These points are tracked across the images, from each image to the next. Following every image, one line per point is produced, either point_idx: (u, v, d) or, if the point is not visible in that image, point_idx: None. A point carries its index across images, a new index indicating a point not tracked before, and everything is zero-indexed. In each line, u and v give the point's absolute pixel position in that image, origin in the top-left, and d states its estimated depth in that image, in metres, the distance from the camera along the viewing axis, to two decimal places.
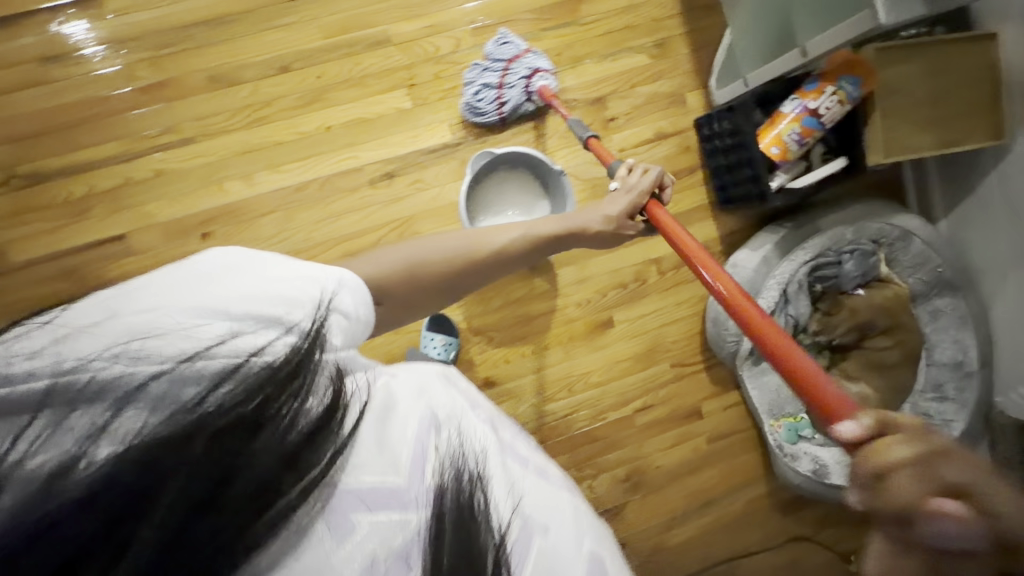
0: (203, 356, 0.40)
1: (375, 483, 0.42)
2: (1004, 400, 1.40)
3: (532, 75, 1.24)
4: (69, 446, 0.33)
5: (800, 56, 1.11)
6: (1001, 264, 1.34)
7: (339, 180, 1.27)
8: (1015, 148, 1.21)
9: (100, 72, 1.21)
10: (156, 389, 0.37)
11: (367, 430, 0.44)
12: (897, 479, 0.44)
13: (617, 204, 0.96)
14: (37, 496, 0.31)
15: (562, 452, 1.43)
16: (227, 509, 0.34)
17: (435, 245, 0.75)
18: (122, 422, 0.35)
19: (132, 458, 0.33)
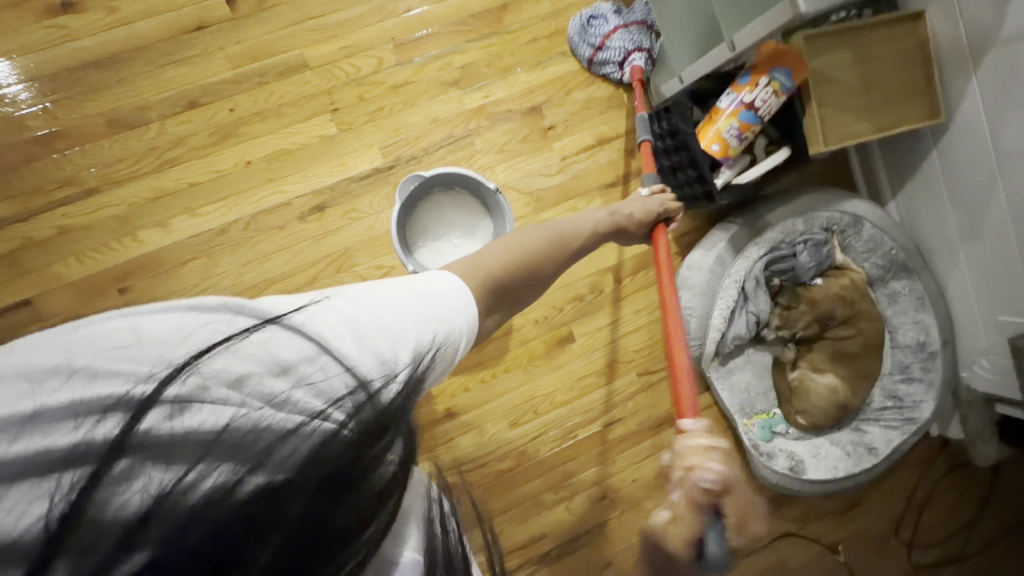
0: (336, 400, 0.39)
1: (412, 557, 0.45)
2: (969, 374, 1.39)
3: (635, 53, 1.28)
4: (224, 482, 0.33)
5: (728, 50, 1.06)
6: (952, 241, 1.33)
7: (265, 218, 1.19)
8: (952, 127, 1.21)
9: (23, 113, 1.11)
10: (297, 445, 0.35)
11: (414, 509, 0.47)
12: (684, 454, 0.65)
13: (642, 206, 0.98)
14: (194, 534, 0.30)
15: (533, 477, 1.36)
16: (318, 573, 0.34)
17: (546, 237, 0.77)
18: (268, 469, 0.34)
19: (266, 513, 0.33)
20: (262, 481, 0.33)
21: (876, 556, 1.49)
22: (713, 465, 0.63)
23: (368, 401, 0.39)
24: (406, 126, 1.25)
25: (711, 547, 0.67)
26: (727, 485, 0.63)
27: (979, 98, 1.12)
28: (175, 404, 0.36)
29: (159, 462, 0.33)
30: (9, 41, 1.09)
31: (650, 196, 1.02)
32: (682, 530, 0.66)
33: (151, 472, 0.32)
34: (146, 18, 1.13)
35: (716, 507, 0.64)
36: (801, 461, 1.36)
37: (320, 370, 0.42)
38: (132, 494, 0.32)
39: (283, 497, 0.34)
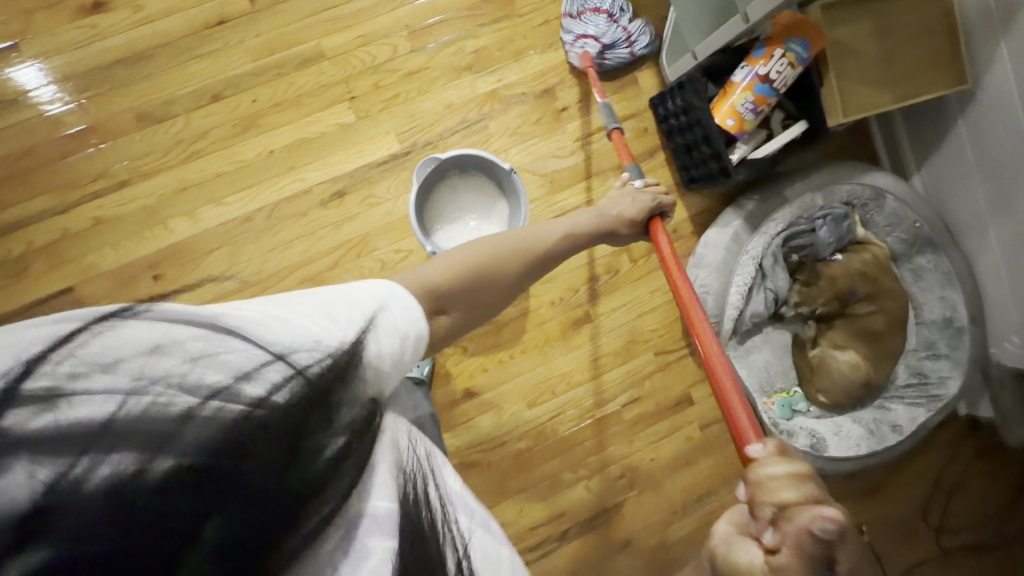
0: (241, 388, 0.44)
1: (385, 510, 0.53)
2: (999, 350, 1.35)
3: (591, 39, 1.27)
4: (125, 464, 0.38)
5: (742, 22, 1.05)
6: (981, 214, 1.29)
7: (287, 205, 1.23)
8: (980, 94, 1.17)
9: (52, 113, 1.16)
10: (198, 425, 0.41)
11: (386, 461, 0.55)
12: (775, 485, 0.52)
13: (634, 203, 0.99)
14: (103, 510, 0.37)
15: (552, 456, 1.39)
16: (276, 522, 0.44)
17: (511, 244, 0.78)
18: (172, 455, 0.40)
19: (188, 486, 0.40)
20: (174, 464, 0.40)
21: (899, 538, 1.47)
22: (831, 509, 0.48)
23: (282, 391, 0.46)
24: (420, 112, 1.27)
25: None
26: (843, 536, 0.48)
27: (1009, 63, 1.09)
28: (46, 392, 0.38)
29: (46, 453, 0.37)
30: (44, 41, 1.15)
31: (646, 191, 1.03)
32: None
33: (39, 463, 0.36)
34: (170, 14, 1.18)
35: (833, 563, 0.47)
36: (822, 439, 1.35)
37: (219, 354, 0.45)
38: (25, 486, 0.36)
39: (196, 473, 0.41)
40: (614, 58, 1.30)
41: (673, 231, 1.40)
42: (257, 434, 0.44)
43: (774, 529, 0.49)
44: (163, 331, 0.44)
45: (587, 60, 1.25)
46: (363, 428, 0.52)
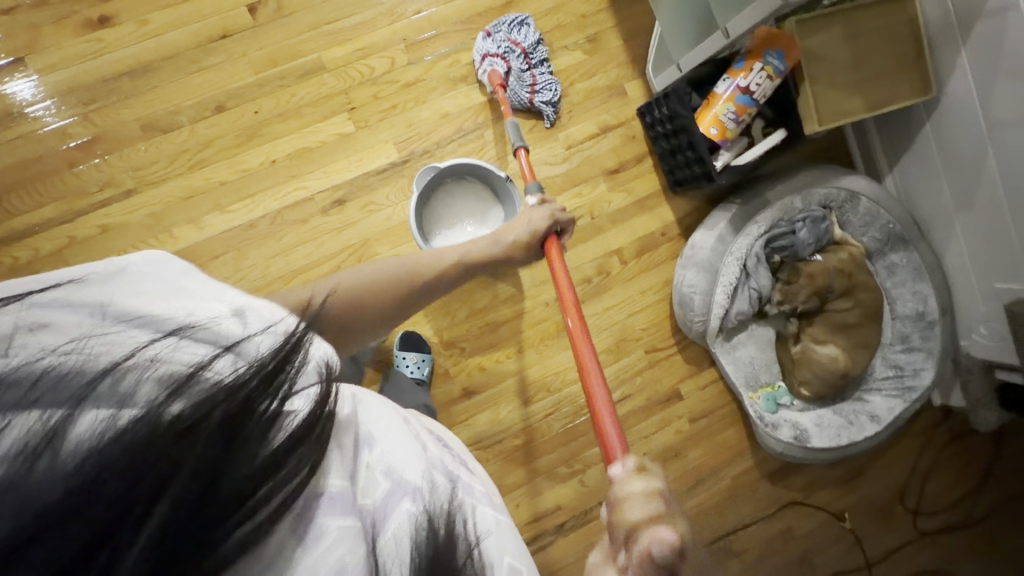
0: (154, 362, 0.42)
1: (338, 488, 0.48)
2: (968, 342, 1.44)
3: (498, 60, 1.29)
4: (31, 426, 0.36)
5: (723, 37, 1.12)
6: (946, 212, 1.38)
7: (289, 212, 1.27)
8: (944, 101, 1.25)
9: (51, 127, 1.18)
10: (109, 388, 0.39)
11: (339, 439, 0.51)
12: (631, 502, 0.59)
13: (529, 226, 1.01)
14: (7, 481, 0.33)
15: (548, 451, 1.44)
16: (208, 520, 0.37)
17: (388, 271, 0.79)
18: (72, 437, 0.36)
19: (91, 474, 0.34)
20: (69, 449, 0.35)
21: (881, 523, 1.55)
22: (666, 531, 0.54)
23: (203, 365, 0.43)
24: (418, 121, 1.32)
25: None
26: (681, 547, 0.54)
27: (968, 72, 1.17)
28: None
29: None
30: (50, 53, 1.17)
31: (543, 209, 1.04)
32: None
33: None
34: (175, 28, 1.21)
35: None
36: (805, 431, 1.41)
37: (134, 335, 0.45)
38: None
39: (105, 459, 0.35)
40: (513, 92, 1.33)
41: (661, 233, 1.46)
42: (180, 412, 0.38)
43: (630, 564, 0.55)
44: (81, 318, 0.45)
45: (495, 78, 1.26)
46: (314, 412, 0.45)
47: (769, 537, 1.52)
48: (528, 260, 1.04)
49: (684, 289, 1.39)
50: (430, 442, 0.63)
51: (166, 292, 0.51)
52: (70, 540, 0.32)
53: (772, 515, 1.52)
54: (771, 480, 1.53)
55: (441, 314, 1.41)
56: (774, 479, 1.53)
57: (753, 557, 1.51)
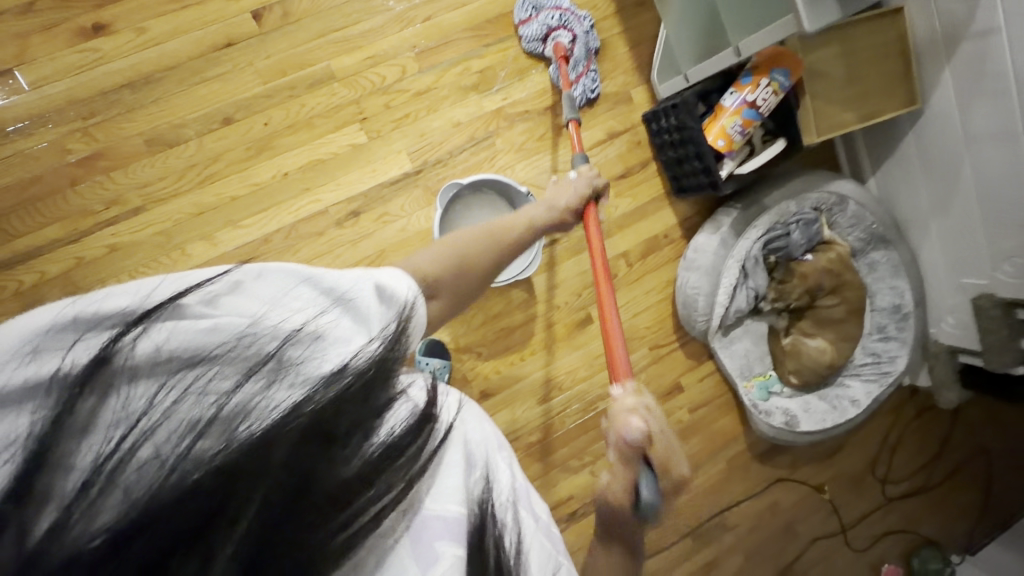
0: (297, 358, 0.47)
1: (447, 512, 0.53)
2: (937, 330, 1.57)
3: (563, 29, 1.31)
4: (184, 417, 0.41)
5: (734, 55, 1.18)
6: (922, 213, 1.48)
7: (303, 226, 1.25)
8: (927, 110, 1.34)
9: (41, 147, 1.15)
10: (260, 377, 0.44)
11: (451, 462, 0.55)
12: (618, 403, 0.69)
13: (576, 191, 0.97)
14: (161, 471, 0.38)
15: (560, 446, 1.51)
16: (302, 523, 0.41)
17: (476, 233, 0.75)
18: (227, 422, 0.41)
19: (221, 462, 0.39)
20: (215, 431, 0.40)
21: (856, 491, 1.71)
22: (639, 420, 0.64)
23: (328, 362, 0.48)
24: (430, 130, 1.31)
25: (646, 495, 0.61)
26: (648, 431, 0.64)
27: (950, 88, 1.26)
28: (146, 345, 0.45)
29: (133, 388, 0.42)
30: (45, 65, 1.14)
31: (581, 175, 1.01)
32: (620, 485, 0.63)
33: (129, 396, 0.42)
34: (176, 36, 1.18)
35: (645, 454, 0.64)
36: (795, 416, 1.53)
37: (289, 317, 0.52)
38: (102, 437, 0.39)
39: (237, 445, 0.40)
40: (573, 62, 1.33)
41: (664, 236, 1.52)
42: (293, 422, 0.42)
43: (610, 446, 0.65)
44: (245, 301, 0.52)
45: (561, 45, 1.28)
46: (408, 434, 0.48)
47: (760, 512, 1.65)
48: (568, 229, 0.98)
49: (688, 290, 1.46)
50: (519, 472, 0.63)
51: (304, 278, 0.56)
52: (192, 510, 0.37)
53: (762, 491, 1.65)
54: (762, 460, 1.65)
55: (457, 321, 1.44)
56: (764, 460, 1.65)
57: (746, 531, 1.65)
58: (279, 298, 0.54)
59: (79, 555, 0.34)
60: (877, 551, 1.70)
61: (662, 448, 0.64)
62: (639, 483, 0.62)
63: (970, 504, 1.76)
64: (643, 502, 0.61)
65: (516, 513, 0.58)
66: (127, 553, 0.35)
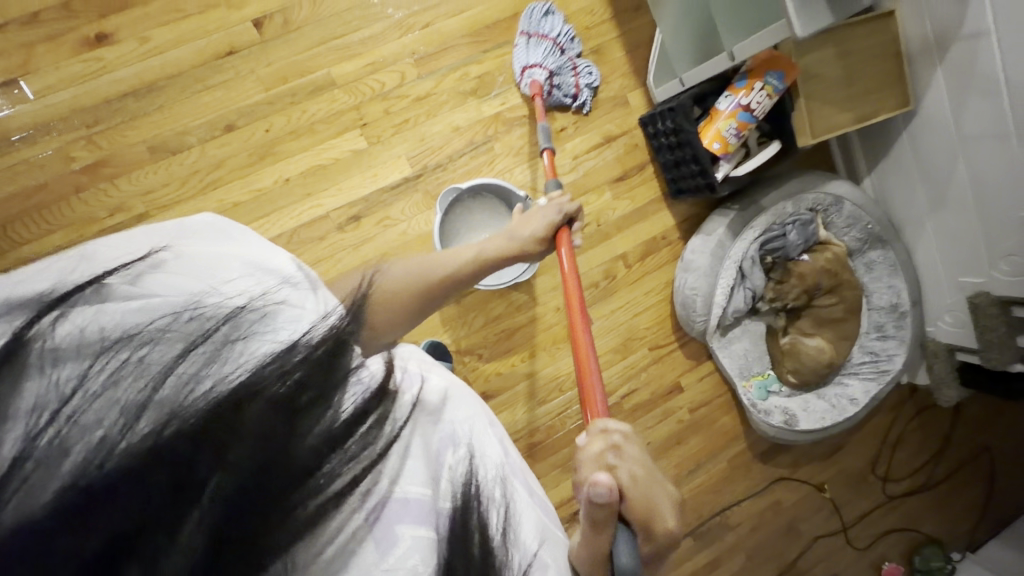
0: (238, 336, 0.46)
1: (416, 495, 0.51)
2: (934, 328, 1.58)
3: (537, 67, 1.32)
4: (122, 401, 0.41)
5: (728, 59, 1.20)
6: (919, 213, 1.50)
7: (305, 230, 1.27)
8: (921, 112, 1.36)
9: (46, 155, 1.17)
10: (196, 356, 0.44)
11: (421, 448, 0.54)
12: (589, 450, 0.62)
13: (544, 218, 0.98)
14: (98, 451, 0.39)
15: (561, 447, 1.52)
16: (267, 495, 0.40)
17: (414, 268, 0.81)
18: (162, 401, 0.41)
19: (171, 437, 0.39)
20: (158, 408, 0.40)
21: (857, 490, 1.71)
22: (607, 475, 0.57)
23: (274, 339, 0.47)
24: (429, 135, 1.33)
25: (623, 563, 0.55)
26: (618, 484, 0.58)
27: (943, 88, 1.27)
28: (66, 327, 0.46)
29: (63, 370, 0.43)
30: (50, 74, 1.16)
31: (550, 203, 1.01)
32: (595, 547, 0.58)
33: (61, 377, 0.42)
34: (178, 45, 1.20)
35: (618, 512, 0.58)
36: (793, 414, 1.54)
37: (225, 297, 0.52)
38: (40, 415, 0.40)
39: (185, 420, 0.40)
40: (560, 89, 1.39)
41: (662, 237, 1.54)
42: (232, 400, 0.42)
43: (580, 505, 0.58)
44: (176, 281, 0.53)
45: (534, 88, 1.30)
46: (365, 405, 0.48)
47: (760, 511, 1.66)
48: (532, 260, 1.00)
49: (687, 291, 1.47)
50: (512, 449, 0.66)
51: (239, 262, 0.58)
52: (153, 487, 0.38)
53: (763, 490, 1.66)
54: (762, 460, 1.66)
55: (458, 323, 1.45)
56: (764, 459, 1.66)
57: (747, 530, 1.65)
58: (206, 274, 0.55)
59: (38, 525, 0.36)
60: (878, 549, 1.71)
61: (636, 498, 0.58)
62: (616, 549, 0.56)
63: (971, 502, 1.76)
64: (622, 569, 0.55)
65: (504, 490, 0.57)
66: (87, 526, 0.36)
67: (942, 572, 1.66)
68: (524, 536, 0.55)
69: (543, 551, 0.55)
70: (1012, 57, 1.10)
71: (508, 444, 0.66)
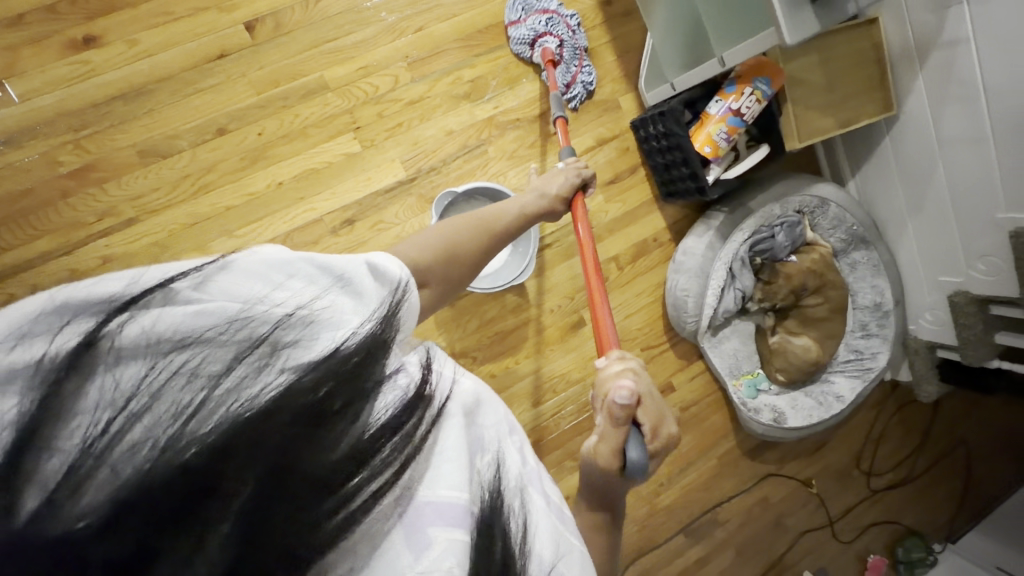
0: (295, 340, 0.44)
1: (449, 498, 0.51)
2: (916, 327, 1.62)
3: (548, 37, 1.33)
4: (177, 406, 0.37)
5: (719, 65, 1.23)
6: (901, 215, 1.54)
7: (298, 235, 1.26)
8: (903, 116, 1.39)
9: (31, 159, 1.15)
10: (253, 359, 0.41)
11: (455, 449, 0.53)
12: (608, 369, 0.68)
13: (565, 179, 1.00)
14: (153, 458, 0.34)
15: (555, 447, 1.54)
16: (297, 505, 0.38)
17: (469, 225, 0.78)
18: (219, 404, 0.37)
19: (221, 442, 0.36)
20: (213, 411, 0.37)
21: (842, 485, 1.76)
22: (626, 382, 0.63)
23: (326, 344, 0.45)
24: (423, 139, 1.33)
25: (633, 456, 0.61)
26: (638, 395, 0.63)
27: (923, 93, 1.31)
28: (133, 328, 0.41)
29: (122, 371, 0.38)
30: (35, 77, 1.15)
31: (568, 167, 1.04)
32: (611, 449, 0.62)
33: (117, 378, 0.38)
34: (168, 48, 1.20)
35: (634, 416, 0.62)
36: (781, 412, 1.58)
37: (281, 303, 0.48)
38: (85, 419, 0.36)
39: (235, 425, 0.37)
40: (561, 69, 1.39)
41: (654, 239, 1.56)
42: (281, 406, 0.39)
43: (600, 410, 0.63)
44: (237, 280, 0.50)
45: (545, 57, 1.30)
46: (399, 416, 0.46)
47: (750, 506, 1.70)
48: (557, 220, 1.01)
49: (678, 292, 1.50)
50: (531, 457, 0.63)
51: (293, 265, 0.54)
52: (179, 490, 0.35)
53: (752, 487, 1.69)
54: (751, 456, 1.69)
55: (452, 326, 1.46)
56: (754, 456, 1.69)
57: (737, 526, 1.68)
58: (266, 274, 0.52)
59: (76, 537, 0.32)
60: (863, 542, 1.76)
61: (648, 406, 0.64)
62: (628, 444, 0.61)
63: (951, 494, 1.82)
64: (631, 463, 0.61)
65: (523, 501, 0.56)
66: (118, 535, 0.33)
67: (925, 564, 1.70)
68: (540, 548, 0.53)
69: (561, 564, 0.54)
70: (990, 64, 1.14)
71: (528, 451, 0.63)
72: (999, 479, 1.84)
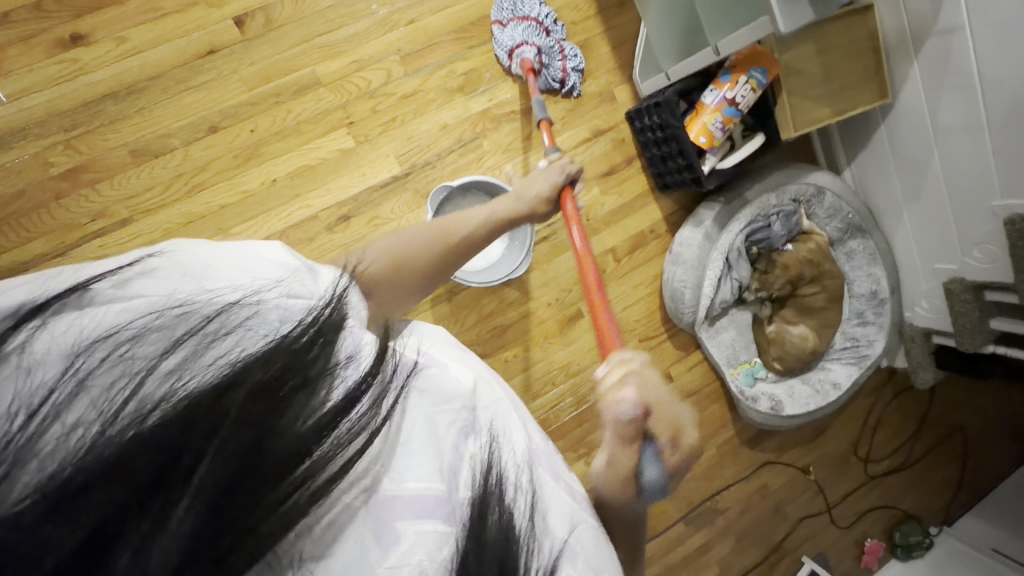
0: (234, 327, 0.42)
1: (417, 492, 0.51)
2: (912, 313, 1.62)
3: (527, 46, 1.31)
4: (106, 399, 0.36)
5: (714, 54, 1.24)
6: (897, 202, 1.54)
7: (294, 232, 1.25)
8: (896, 104, 1.39)
9: (23, 161, 1.15)
10: (187, 350, 0.40)
11: (424, 433, 0.53)
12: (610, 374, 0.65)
13: (547, 179, 1.00)
14: (83, 449, 0.34)
15: (556, 440, 1.55)
16: (259, 479, 0.37)
17: (427, 233, 0.80)
18: (150, 393, 0.37)
19: (158, 422, 0.36)
20: (146, 398, 0.36)
21: (840, 472, 1.77)
22: (627, 393, 0.59)
23: (267, 329, 0.43)
24: (417, 134, 1.32)
25: (649, 476, 0.59)
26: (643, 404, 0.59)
27: (919, 81, 1.31)
28: (45, 337, 0.40)
29: (39, 373, 0.37)
30: (24, 77, 1.14)
31: (551, 165, 1.02)
32: (619, 465, 0.61)
33: (36, 379, 0.37)
34: (157, 45, 1.19)
35: (644, 430, 0.59)
36: (780, 401, 1.58)
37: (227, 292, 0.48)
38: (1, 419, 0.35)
39: (171, 410, 0.36)
40: (547, 72, 1.38)
41: (650, 231, 1.56)
42: (220, 386, 0.38)
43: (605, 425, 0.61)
44: (167, 283, 0.49)
45: (525, 67, 1.28)
46: (359, 388, 0.44)
47: (748, 495, 1.71)
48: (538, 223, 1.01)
49: (675, 284, 1.49)
50: (538, 435, 0.64)
51: (233, 262, 0.56)
52: (145, 464, 0.34)
53: (751, 475, 1.70)
54: (750, 445, 1.70)
55: (451, 321, 1.46)
56: (752, 445, 1.70)
57: (736, 514, 1.70)
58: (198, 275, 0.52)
59: (15, 519, 0.31)
60: (861, 527, 1.78)
61: (658, 417, 0.59)
62: (642, 463, 0.59)
63: (948, 479, 1.84)
64: (649, 483, 0.59)
65: (532, 477, 0.55)
66: (72, 515, 0.32)
67: (921, 546, 1.73)
68: (553, 524, 0.54)
69: (574, 538, 0.55)
70: (986, 55, 1.14)
71: (535, 430, 0.65)
72: (995, 462, 1.87)
